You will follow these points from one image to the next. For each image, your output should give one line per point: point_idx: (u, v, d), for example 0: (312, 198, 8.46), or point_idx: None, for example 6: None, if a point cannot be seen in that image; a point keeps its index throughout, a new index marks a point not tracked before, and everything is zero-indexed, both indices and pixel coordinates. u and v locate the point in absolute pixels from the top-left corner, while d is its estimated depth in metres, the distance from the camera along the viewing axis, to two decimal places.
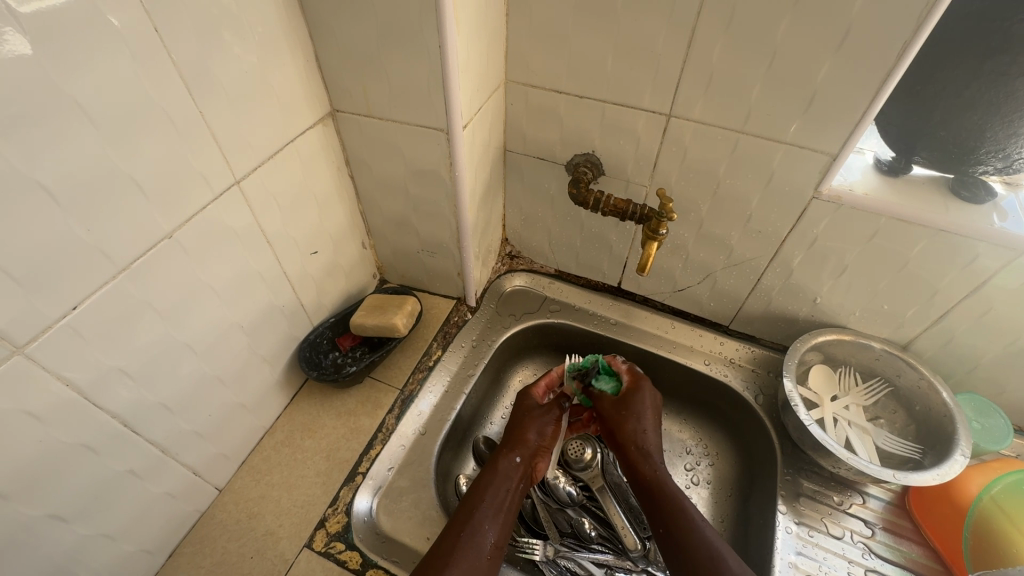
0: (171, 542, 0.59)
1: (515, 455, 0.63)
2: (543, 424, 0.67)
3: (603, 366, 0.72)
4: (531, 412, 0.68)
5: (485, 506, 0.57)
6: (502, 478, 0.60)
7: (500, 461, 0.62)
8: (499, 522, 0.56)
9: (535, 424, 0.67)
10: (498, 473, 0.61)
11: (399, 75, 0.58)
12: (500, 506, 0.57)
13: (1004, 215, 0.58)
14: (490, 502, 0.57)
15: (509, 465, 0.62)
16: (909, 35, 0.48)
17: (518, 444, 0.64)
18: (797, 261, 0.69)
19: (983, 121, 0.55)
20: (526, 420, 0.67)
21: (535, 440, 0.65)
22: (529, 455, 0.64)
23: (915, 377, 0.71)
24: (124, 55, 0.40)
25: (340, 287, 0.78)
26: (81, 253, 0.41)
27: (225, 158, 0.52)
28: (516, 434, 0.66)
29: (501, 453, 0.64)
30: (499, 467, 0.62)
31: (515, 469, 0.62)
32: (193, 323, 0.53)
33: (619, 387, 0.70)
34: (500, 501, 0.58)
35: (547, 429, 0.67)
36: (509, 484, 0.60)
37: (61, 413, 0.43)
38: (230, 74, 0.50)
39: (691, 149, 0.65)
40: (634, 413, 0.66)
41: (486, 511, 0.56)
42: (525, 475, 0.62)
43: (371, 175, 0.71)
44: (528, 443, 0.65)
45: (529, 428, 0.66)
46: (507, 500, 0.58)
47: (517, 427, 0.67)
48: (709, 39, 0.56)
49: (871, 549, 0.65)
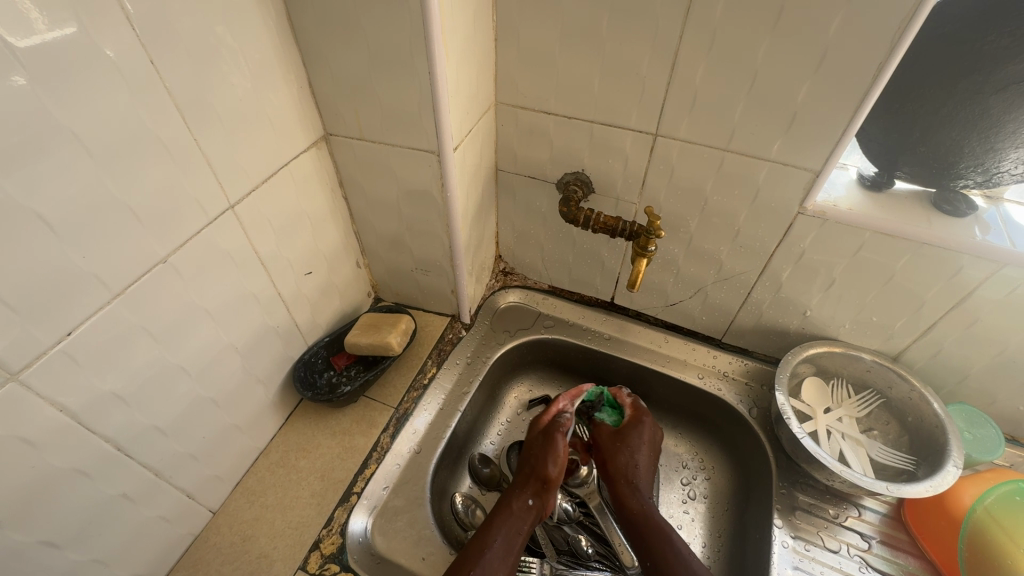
0: (163, 566, 0.59)
1: (527, 495, 0.64)
2: (548, 457, 0.67)
3: (607, 399, 0.78)
4: (539, 446, 0.69)
5: (498, 546, 0.58)
6: (515, 519, 0.61)
7: (513, 503, 0.63)
8: (508, 563, 0.57)
9: (542, 462, 0.67)
10: (511, 512, 0.62)
11: (391, 100, 0.60)
12: (509, 548, 0.58)
13: (987, 228, 0.59)
14: (504, 544, 0.58)
15: (522, 506, 0.63)
16: (884, 57, 0.50)
17: (530, 485, 0.65)
18: (786, 275, 0.70)
19: (961, 137, 0.57)
20: (537, 456, 0.68)
21: (546, 474, 0.66)
22: (541, 494, 0.65)
23: (906, 388, 0.71)
24: (122, 89, 0.42)
25: (334, 306, 0.78)
26: (77, 281, 0.42)
27: (220, 183, 0.53)
28: (532, 473, 0.67)
29: (513, 494, 0.64)
30: (511, 506, 0.63)
31: (527, 511, 0.63)
32: (187, 346, 0.53)
33: (620, 421, 0.75)
34: (509, 544, 0.58)
35: (552, 462, 0.67)
36: (521, 525, 0.61)
37: (54, 439, 0.43)
38: (225, 102, 0.51)
39: (678, 167, 0.66)
40: (629, 447, 0.70)
41: (498, 551, 0.57)
42: (536, 515, 0.63)
43: (365, 196, 0.73)
44: (540, 482, 0.65)
45: (541, 466, 0.67)
46: (518, 542, 0.59)
47: (534, 466, 0.67)
48: (692, 61, 0.57)
49: (868, 563, 0.65)
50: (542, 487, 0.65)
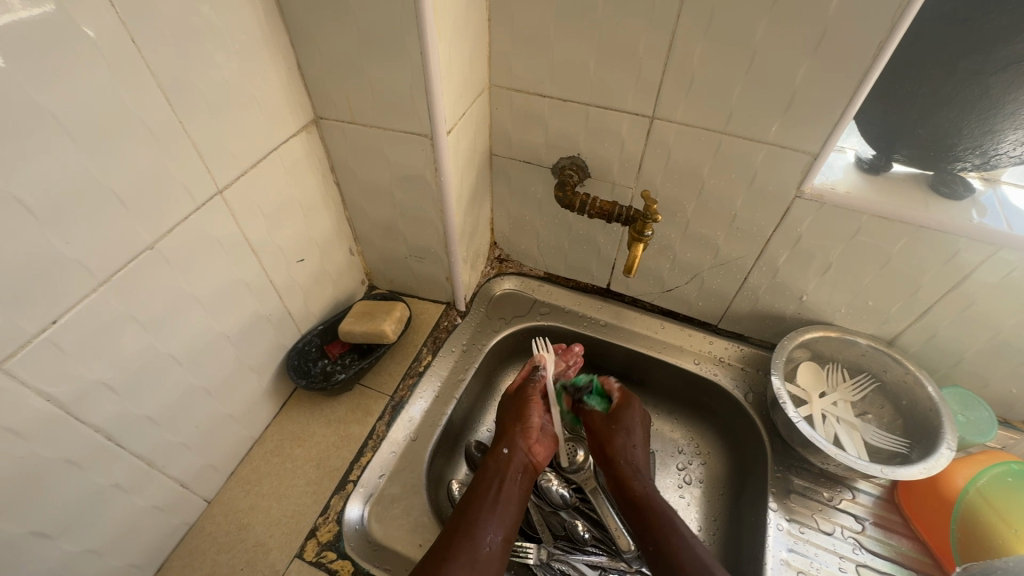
0: (159, 556, 0.58)
1: (501, 448, 0.67)
2: (526, 408, 0.71)
3: (595, 387, 0.77)
4: (510, 406, 0.73)
5: (484, 500, 0.59)
6: (493, 471, 0.63)
7: (490, 459, 0.65)
8: (496, 512, 0.58)
9: (513, 416, 0.71)
10: (489, 468, 0.64)
11: (382, 82, 0.58)
12: (496, 500, 0.60)
13: (984, 211, 0.58)
14: (490, 498, 0.60)
15: (498, 459, 0.65)
16: (884, 37, 0.49)
17: (502, 440, 0.68)
18: (782, 260, 0.70)
19: (960, 119, 0.56)
20: (507, 415, 0.72)
21: (518, 425, 0.69)
22: (515, 442, 0.67)
23: (901, 372, 0.71)
24: (101, 67, 0.40)
25: (327, 294, 0.77)
26: (60, 267, 0.41)
27: (207, 167, 0.51)
28: (501, 431, 0.69)
29: (490, 453, 0.67)
30: (488, 463, 0.65)
31: (505, 461, 0.65)
32: (177, 335, 0.52)
33: (608, 406, 0.74)
34: (494, 496, 0.60)
35: (531, 411, 0.71)
36: (502, 475, 0.63)
37: (42, 428, 0.42)
38: (210, 83, 0.49)
39: (675, 151, 0.66)
40: (624, 427, 0.70)
41: (485, 506, 0.59)
42: (520, 465, 0.65)
43: (358, 182, 0.71)
44: (511, 434, 0.68)
45: (510, 421, 0.70)
46: (505, 492, 0.61)
47: (509, 421, 0.70)
48: (689, 41, 0.56)
49: (862, 544, 0.66)
50: (517, 439, 0.68)
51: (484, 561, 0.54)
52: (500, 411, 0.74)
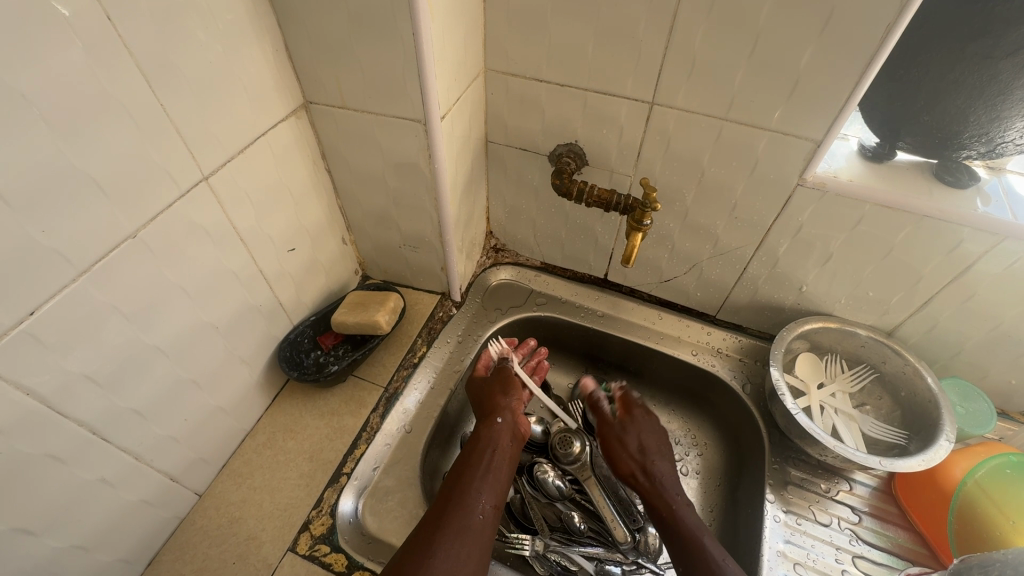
0: (148, 550, 0.57)
1: (493, 419, 0.66)
2: (508, 387, 0.71)
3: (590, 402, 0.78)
4: (491, 383, 0.72)
5: (475, 470, 0.59)
6: (485, 442, 0.63)
7: (482, 430, 0.65)
8: (488, 482, 0.58)
9: (501, 391, 0.70)
10: (481, 439, 0.63)
11: (373, 66, 0.56)
12: (487, 470, 0.59)
13: (988, 200, 0.57)
14: (482, 468, 0.59)
15: (490, 430, 0.64)
16: (893, 18, 0.47)
17: (492, 411, 0.67)
18: (782, 250, 0.69)
19: (967, 105, 0.54)
20: (489, 389, 0.71)
21: (505, 401, 0.69)
22: (506, 415, 0.67)
23: (900, 363, 0.71)
24: (74, 46, 0.38)
25: (320, 284, 0.76)
26: (36, 256, 0.39)
27: (191, 152, 0.49)
28: (488, 405, 0.69)
29: (481, 424, 0.66)
30: (480, 434, 0.64)
31: (497, 431, 0.64)
32: (162, 326, 0.51)
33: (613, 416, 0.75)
34: (486, 466, 0.60)
35: (514, 390, 0.71)
36: (494, 446, 0.63)
37: (23, 423, 0.41)
38: (193, 64, 0.47)
39: (674, 138, 0.64)
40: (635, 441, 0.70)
41: (476, 477, 0.58)
42: (509, 435, 0.65)
43: (349, 169, 0.70)
44: (499, 408, 0.68)
45: (497, 395, 0.70)
46: (496, 462, 0.61)
47: (494, 394, 0.70)
48: (691, 24, 0.54)
49: (859, 535, 0.65)
50: (506, 411, 0.68)
51: (478, 528, 0.53)
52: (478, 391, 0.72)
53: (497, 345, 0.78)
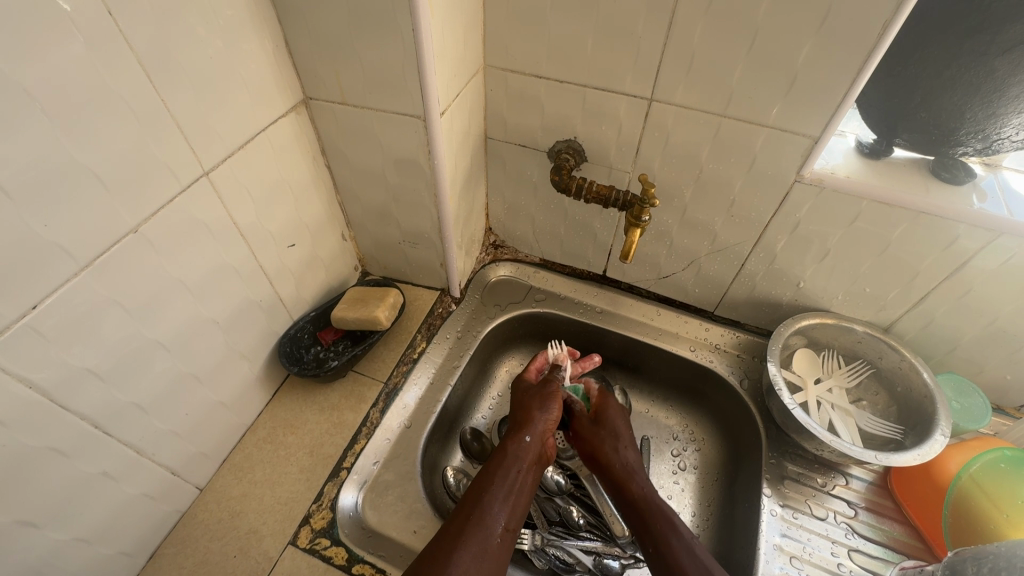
0: (150, 544, 0.58)
1: (522, 436, 0.65)
2: (547, 402, 0.70)
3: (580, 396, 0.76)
4: (532, 394, 0.72)
5: (498, 490, 0.58)
6: (512, 459, 0.62)
7: (509, 445, 0.64)
8: (509, 504, 0.57)
9: (538, 406, 0.69)
10: (507, 454, 0.62)
11: (373, 62, 0.56)
12: (510, 490, 0.58)
13: (984, 196, 0.58)
14: (505, 487, 0.59)
15: (518, 447, 0.64)
16: (890, 15, 0.47)
17: (524, 427, 0.66)
18: (780, 246, 0.69)
19: (963, 102, 0.55)
20: (529, 403, 0.70)
21: (541, 417, 0.68)
22: (538, 434, 0.66)
23: (896, 359, 0.71)
24: (76, 41, 0.38)
25: (320, 280, 0.76)
26: (39, 250, 0.40)
27: (192, 148, 0.50)
28: (522, 420, 0.68)
29: (510, 438, 0.65)
30: (509, 449, 0.63)
31: (525, 450, 0.63)
32: (164, 321, 0.51)
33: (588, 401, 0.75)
34: (509, 486, 0.59)
35: (552, 405, 0.70)
36: (520, 465, 0.62)
37: (26, 416, 0.41)
38: (194, 60, 0.48)
39: (673, 135, 0.64)
40: (609, 432, 0.68)
41: (499, 496, 0.57)
42: (537, 455, 0.64)
43: (349, 165, 0.70)
44: (532, 425, 0.67)
45: (533, 410, 0.69)
46: (519, 482, 0.60)
47: (529, 410, 0.69)
48: (690, 21, 0.54)
49: (854, 529, 0.66)
50: (538, 429, 0.66)
51: (494, 551, 0.53)
52: (519, 402, 0.72)
53: (556, 348, 0.78)
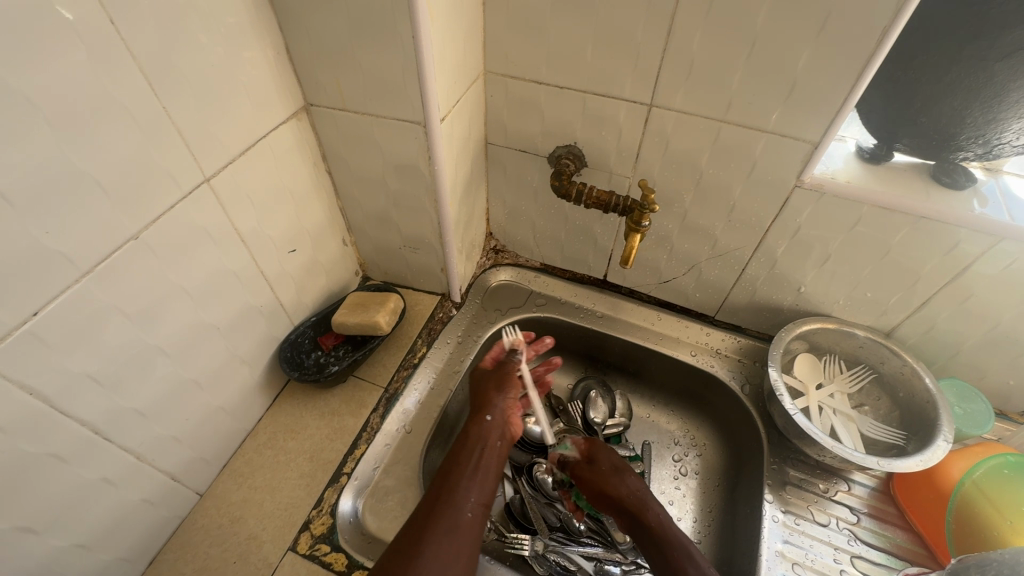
0: (150, 549, 0.58)
1: (483, 416, 0.65)
2: (506, 381, 0.68)
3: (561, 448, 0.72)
4: (489, 374, 0.70)
5: (463, 470, 0.59)
6: (474, 441, 0.62)
7: (471, 428, 0.64)
8: (476, 482, 0.58)
9: (495, 386, 0.68)
10: (470, 437, 0.63)
11: (374, 69, 0.57)
12: (475, 470, 0.59)
13: (985, 202, 0.57)
14: (471, 467, 0.59)
15: (479, 429, 0.63)
16: (888, 21, 0.47)
17: (483, 407, 0.66)
18: (781, 250, 0.69)
19: (963, 107, 0.55)
20: (486, 383, 0.69)
21: (498, 396, 0.67)
22: (499, 413, 0.65)
23: (898, 364, 0.71)
24: (78, 49, 0.39)
25: (320, 285, 0.76)
26: (39, 257, 0.40)
27: (193, 155, 0.50)
28: (480, 400, 0.67)
29: (472, 420, 0.65)
30: (470, 431, 0.63)
31: (486, 430, 0.64)
32: (164, 326, 0.51)
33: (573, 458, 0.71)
34: (475, 464, 0.60)
35: (512, 385, 0.68)
36: (483, 444, 0.62)
37: (27, 422, 0.41)
38: (196, 68, 0.48)
39: (673, 140, 0.64)
40: (613, 470, 0.67)
41: (464, 475, 0.58)
42: (500, 432, 0.65)
43: (350, 171, 0.70)
44: (491, 404, 0.66)
45: (490, 390, 0.67)
46: (484, 462, 0.61)
47: (487, 390, 0.68)
48: (688, 27, 0.55)
49: (857, 535, 0.66)
50: (499, 407, 0.66)
51: (465, 528, 0.53)
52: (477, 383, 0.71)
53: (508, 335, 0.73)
